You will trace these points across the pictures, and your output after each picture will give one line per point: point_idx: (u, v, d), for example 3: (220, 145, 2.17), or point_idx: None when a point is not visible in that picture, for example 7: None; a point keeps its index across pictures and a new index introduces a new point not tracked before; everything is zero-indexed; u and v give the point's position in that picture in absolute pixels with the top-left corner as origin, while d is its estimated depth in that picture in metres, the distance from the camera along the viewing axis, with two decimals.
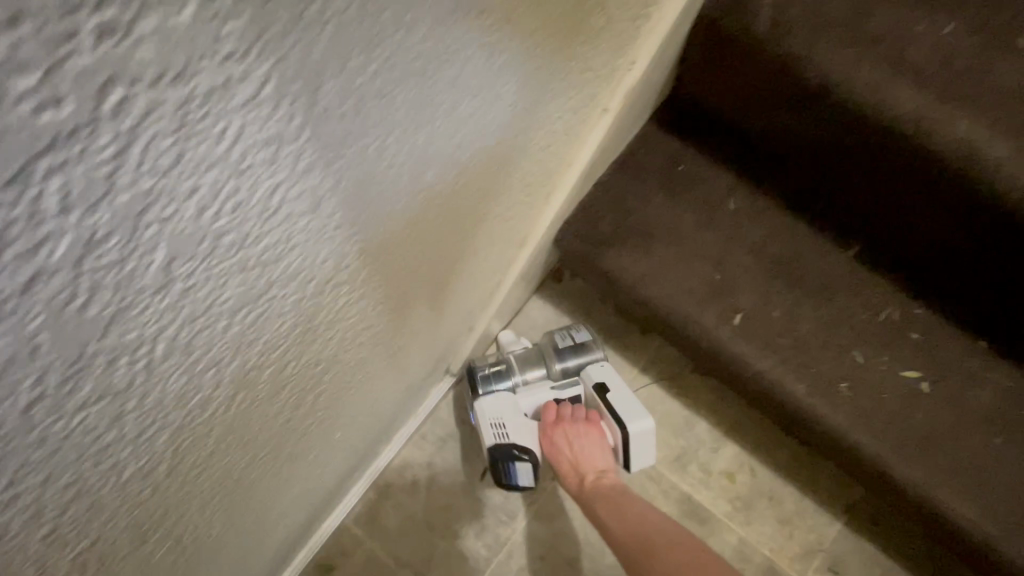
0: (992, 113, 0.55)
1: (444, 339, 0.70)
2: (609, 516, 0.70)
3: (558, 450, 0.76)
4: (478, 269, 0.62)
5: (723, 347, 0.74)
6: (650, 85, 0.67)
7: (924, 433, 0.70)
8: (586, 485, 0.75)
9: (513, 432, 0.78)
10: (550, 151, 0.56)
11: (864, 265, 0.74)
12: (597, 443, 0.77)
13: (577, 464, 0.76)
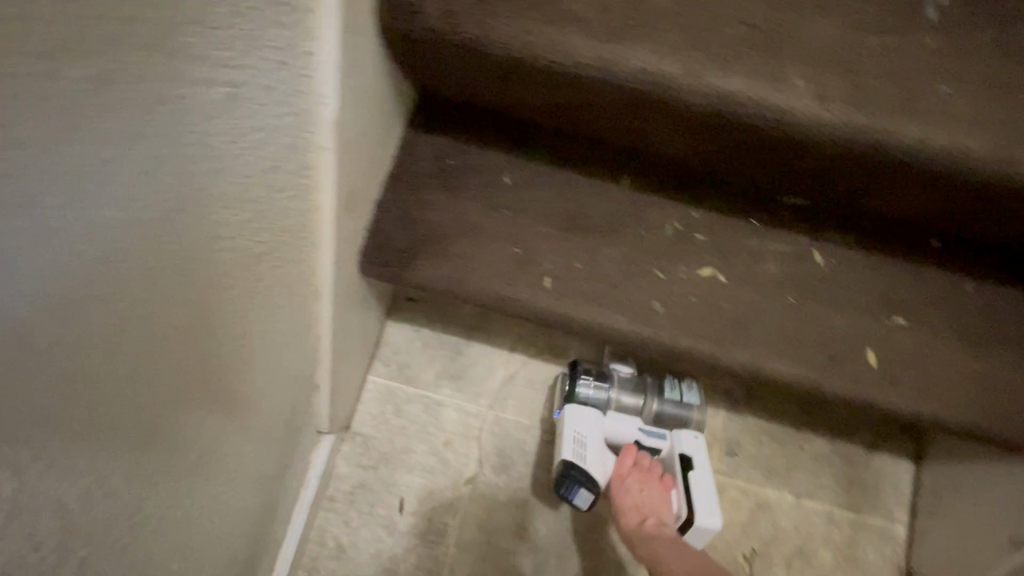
0: (654, 38, 0.60)
1: (270, 405, 0.68)
2: (667, 557, 0.79)
3: (627, 492, 0.87)
4: (261, 334, 0.60)
5: (548, 312, 0.77)
6: (372, 103, 0.66)
7: (736, 318, 0.77)
8: (646, 531, 0.84)
9: (589, 458, 0.88)
10: (268, 205, 0.53)
11: (640, 191, 0.80)
12: (661, 495, 0.87)
13: (643, 509, 0.86)
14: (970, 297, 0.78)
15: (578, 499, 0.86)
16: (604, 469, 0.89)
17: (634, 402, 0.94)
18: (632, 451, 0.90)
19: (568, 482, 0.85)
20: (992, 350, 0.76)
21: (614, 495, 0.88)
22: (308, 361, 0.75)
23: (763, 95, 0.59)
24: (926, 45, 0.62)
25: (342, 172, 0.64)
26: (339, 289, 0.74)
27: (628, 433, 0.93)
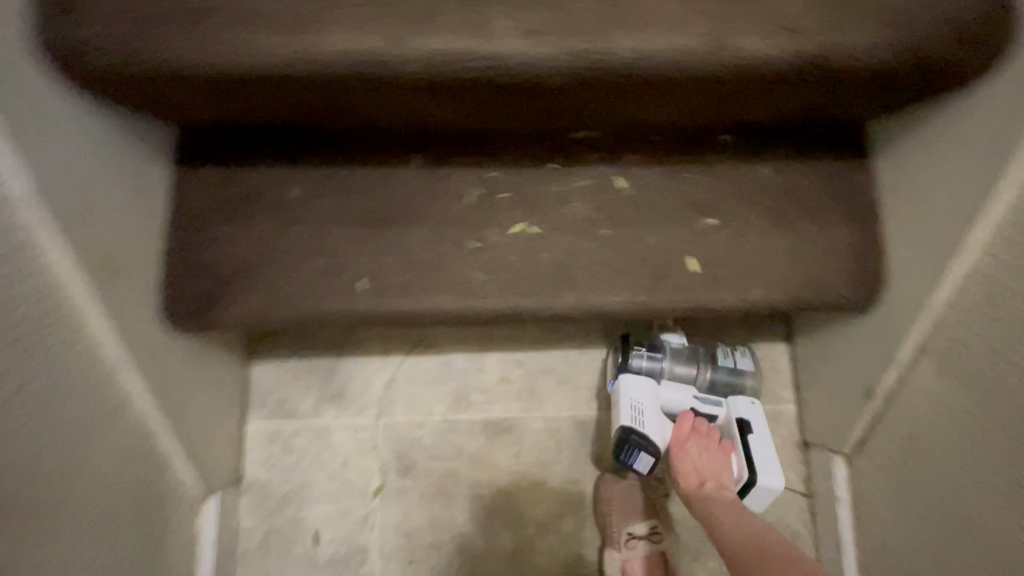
0: (349, 14, 0.57)
1: (100, 500, 0.63)
2: (727, 515, 0.78)
3: (687, 455, 0.86)
4: (50, 437, 0.54)
5: (373, 313, 0.76)
6: (97, 157, 0.62)
7: (558, 265, 0.77)
8: (707, 491, 0.83)
9: (650, 424, 0.89)
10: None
11: (432, 163, 0.77)
12: (723, 459, 0.86)
13: (702, 471, 0.85)
14: (769, 180, 0.79)
15: (641, 462, 0.89)
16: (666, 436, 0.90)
17: (684, 371, 0.96)
18: (689, 420, 0.89)
19: (628, 447, 0.88)
20: (799, 225, 0.79)
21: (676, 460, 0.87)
22: (134, 436, 0.69)
23: (473, 47, 0.57)
24: None
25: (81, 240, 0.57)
26: (144, 354, 0.69)
27: (682, 402, 0.93)
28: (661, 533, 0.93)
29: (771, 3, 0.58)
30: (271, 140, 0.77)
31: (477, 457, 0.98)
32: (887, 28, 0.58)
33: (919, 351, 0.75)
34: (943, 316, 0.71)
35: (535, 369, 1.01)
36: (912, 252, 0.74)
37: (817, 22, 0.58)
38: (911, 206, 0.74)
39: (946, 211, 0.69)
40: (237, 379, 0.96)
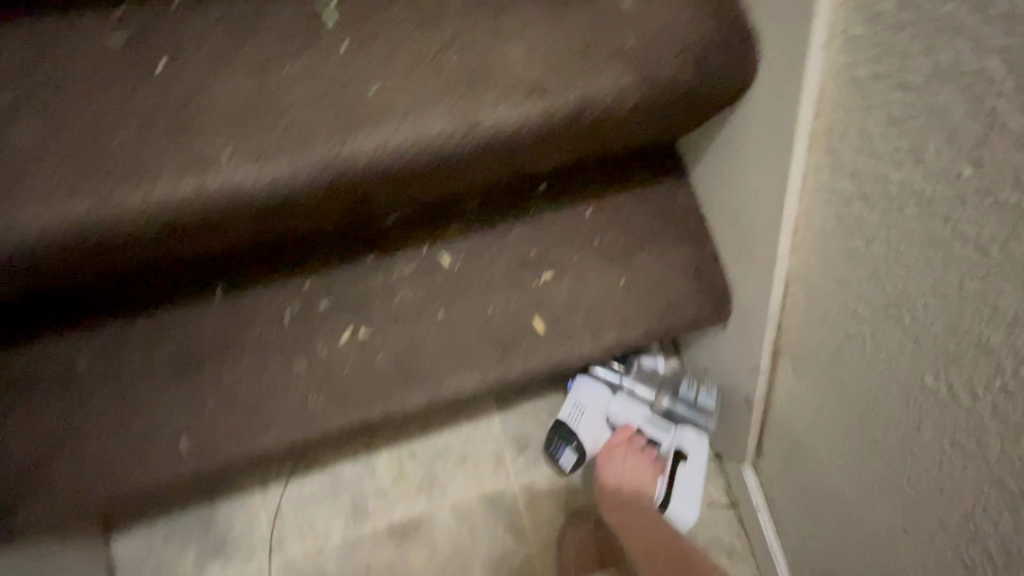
0: (44, 185, 0.50)
1: None
2: (632, 519, 0.85)
3: (617, 466, 0.86)
4: None
5: (208, 467, 0.69)
6: None
7: (398, 362, 0.72)
8: (625, 500, 0.86)
9: (588, 425, 0.88)
10: None
11: (236, 291, 0.71)
12: (651, 470, 0.87)
13: (629, 481, 0.86)
14: (594, 218, 0.77)
15: (565, 457, 0.89)
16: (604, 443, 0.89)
17: (646, 395, 0.87)
18: (631, 435, 0.87)
19: (557, 440, 0.89)
20: (635, 257, 0.76)
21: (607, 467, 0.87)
22: None
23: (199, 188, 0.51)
24: (346, 42, 0.54)
25: None
26: None
27: (630, 418, 0.88)
28: None
29: (509, 71, 0.55)
30: (50, 307, 0.69)
31: (388, 569, 0.89)
32: (631, 70, 0.56)
33: (776, 357, 0.73)
34: (783, 321, 0.70)
35: (430, 455, 0.95)
36: (741, 263, 0.73)
37: (560, 80, 0.55)
38: (727, 219, 0.73)
39: (752, 219, 0.68)
40: (97, 563, 0.85)
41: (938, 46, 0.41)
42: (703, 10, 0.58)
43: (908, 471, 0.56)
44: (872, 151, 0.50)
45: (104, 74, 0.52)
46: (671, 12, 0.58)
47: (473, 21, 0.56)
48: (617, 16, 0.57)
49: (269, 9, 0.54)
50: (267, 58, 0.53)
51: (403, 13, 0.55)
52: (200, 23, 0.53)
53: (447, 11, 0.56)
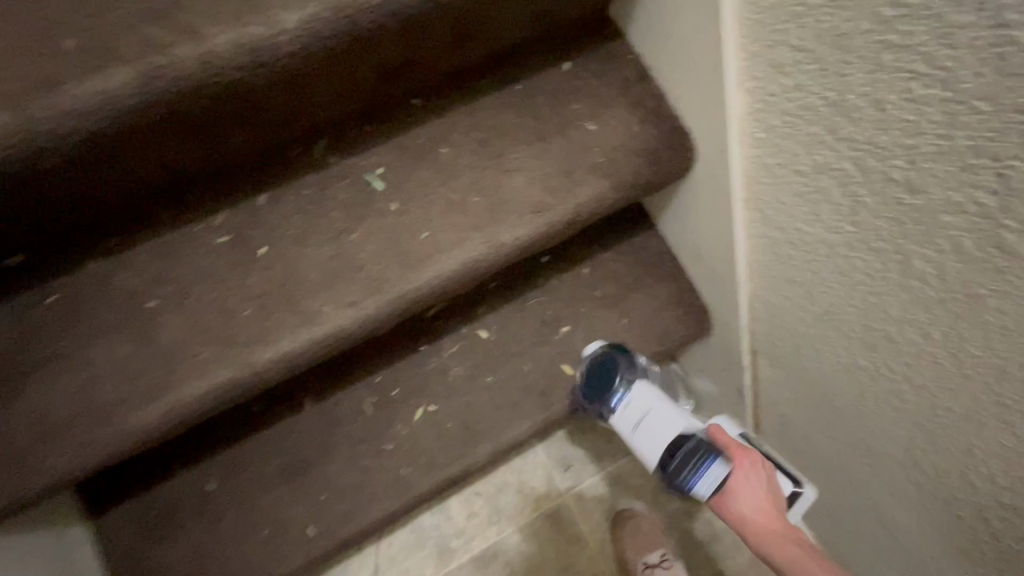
0: (193, 363, 0.64)
1: None
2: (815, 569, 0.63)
3: (729, 495, 0.68)
4: None
5: (330, 547, 0.83)
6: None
7: (463, 426, 0.89)
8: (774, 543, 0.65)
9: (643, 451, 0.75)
10: None
11: (321, 398, 0.86)
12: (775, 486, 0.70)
13: (755, 508, 0.68)
14: (592, 274, 0.96)
15: (704, 480, 0.68)
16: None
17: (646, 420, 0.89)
18: (753, 458, 0.70)
19: (694, 467, 0.67)
20: (629, 299, 0.95)
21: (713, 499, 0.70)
22: None
23: (314, 338, 0.66)
24: (394, 203, 0.71)
25: None
26: None
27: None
28: (671, 559, 1.05)
29: (519, 199, 0.73)
30: (182, 446, 0.82)
31: None
32: (606, 178, 0.75)
33: (752, 354, 0.93)
34: (753, 329, 0.89)
35: (492, 491, 1.11)
36: (713, 290, 0.93)
37: (557, 198, 0.74)
38: (692, 259, 0.93)
39: (714, 258, 0.88)
40: None
41: (813, 150, 0.61)
42: (647, 121, 0.78)
43: (862, 428, 0.76)
44: (788, 211, 0.70)
45: (218, 269, 0.66)
46: (624, 127, 0.77)
47: (485, 167, 0.73)
48: (586, 139, 0.76)
49: (329, 188, 0.70)
50: (338, 229, 0.69)
51: (431, 171, 0.72)
52: (282, 212, 0.69)
53: (461, 163, 0.73)
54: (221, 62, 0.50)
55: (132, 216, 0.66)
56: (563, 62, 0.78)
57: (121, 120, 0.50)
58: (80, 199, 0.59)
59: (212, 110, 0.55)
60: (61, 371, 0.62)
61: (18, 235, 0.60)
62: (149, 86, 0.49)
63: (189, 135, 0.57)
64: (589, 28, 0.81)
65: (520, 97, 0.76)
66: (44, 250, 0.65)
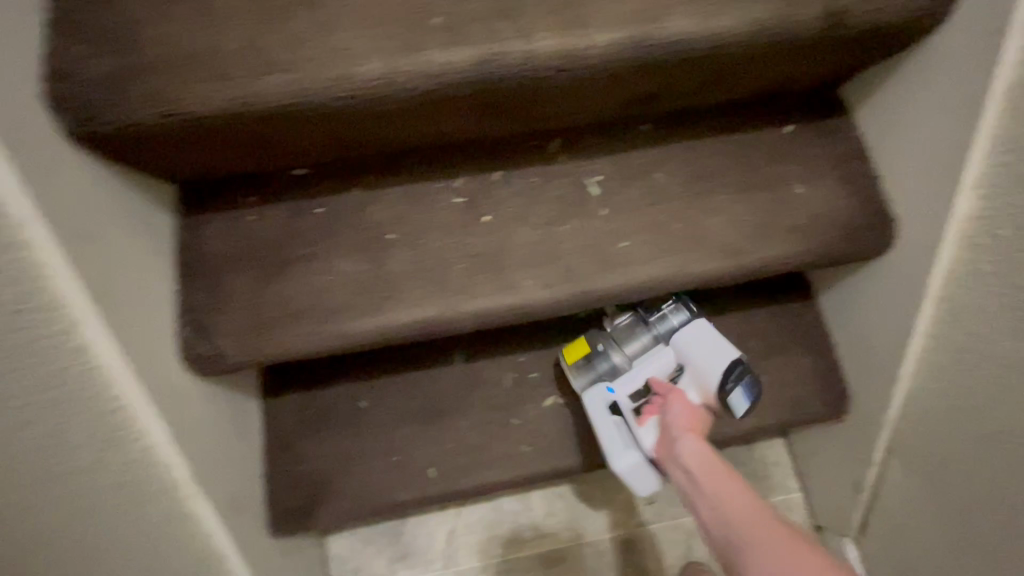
0: (408, 294, 0.74)
1: None
2: (720, 490, 0.72)
3: (678, 407, 0.80)
4: None
5: (441, 494, 0.90)
6: (204, 409, 0.75)
7: (585, 426, 0.94)
8: (691, 438, 0.77)
9: (698, 355, 0.81)
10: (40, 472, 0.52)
11: (470, 359, 0.95)
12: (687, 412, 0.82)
13: (691, 429, 0.79)
14: (743, 326, 0.98)
15: (740, 399, 0.78)
16: (704, 381, 0.81)
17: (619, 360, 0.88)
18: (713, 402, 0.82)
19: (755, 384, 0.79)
20: (772, 360, 0.97)
21: (676, 395, 0.81)
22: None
23: (508, 304, 0.75)
24: (605, 209, 0.78)
25: (203, 470, 0.71)
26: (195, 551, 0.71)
27: (655, 370, 0.86)
28: None
29: (717, 235, 0.78)
30: (348, 362, 0.94)
31: None
32: (803, 239, 0.78)
33: (887, 452, 0.91)
34: (898, 429, 0.88)
35: (574, 499, 1.15)
36: (864, 376, 0.92)
37: (752, 245, 0.78)
38: (852, 343, 0.93)
39: (879, 346, 0.87)
40: (318, 555, 1.07)
41: None
42: (854, 198, 0.80)
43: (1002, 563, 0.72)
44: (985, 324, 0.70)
45: (449, 224, 0.77)
46: (832, 197, 0.80)
47: (692, 199, 0.79)
48: (792, 199, 0.80)
49: (553, 181, 0.79)
50: (552, 218, 0.78)
51: (643, 191, 0.79)
52: (509, 191, 0.78)
53: (672, 190, 0.79)
54: (541, 62, 0.61)
55: (393, 164, 0.79)
56: (787, 125, 0.83)
57: (452, 89, 0.61)
58: (376, 139, 0.72)
59: (507, 95, 0.65)
60: (312, 269, 0.74)
61: (317, 155, 0.74)
62: (484, 67, 0.60)
63: (479, 111, 0.68)
64: (817, 100, 0.85)
65: (739, 146, 0.82)
66: (323, 172, 0.78)
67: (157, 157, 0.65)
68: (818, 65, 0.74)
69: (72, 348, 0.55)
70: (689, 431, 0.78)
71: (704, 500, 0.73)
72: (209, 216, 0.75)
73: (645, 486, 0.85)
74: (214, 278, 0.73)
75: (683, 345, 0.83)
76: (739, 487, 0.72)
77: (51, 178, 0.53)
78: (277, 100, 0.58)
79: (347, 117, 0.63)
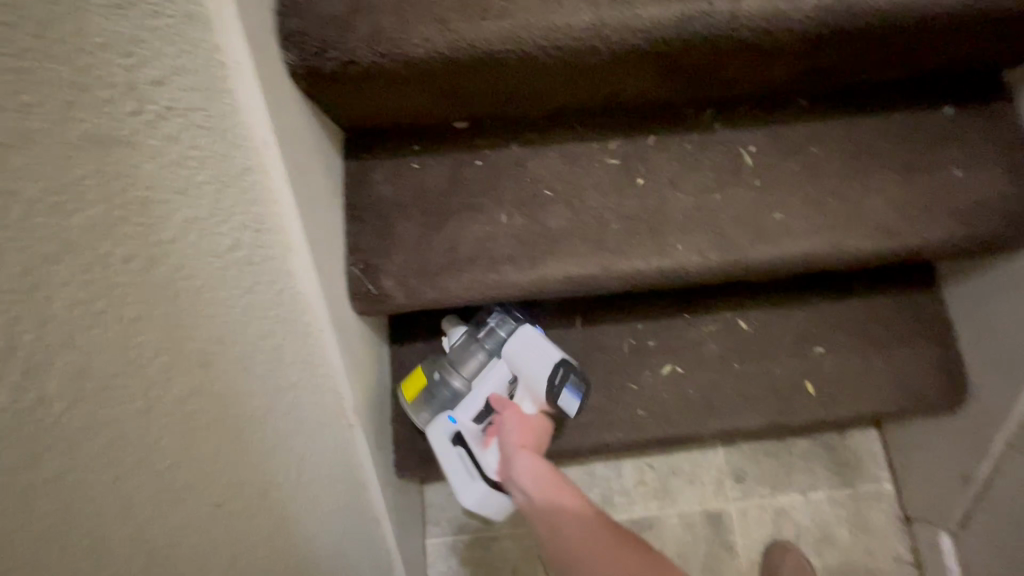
0: (564, 250, 0.75)
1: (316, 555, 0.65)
2: (552, 497, 0.81)
3: (510, 429, 0.84)
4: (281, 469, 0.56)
5: (559, 450, 0.93)
6: (360, 345, 0.78)
7: (700, 397, 0.95)
8: (529, 460, 0.83)
9: (528, 366, 0.82)
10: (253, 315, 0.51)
11: (592, 322, 0.96)
12: (520, 424, 0.85)
13: (523, 445, 0.83)
14: (865, 310, 0.98)
15: (569, 399, 0.81)
16: (534, 392, 0.84)
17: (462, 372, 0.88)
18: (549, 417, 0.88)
19: (579, 379, 0.82)
20: (892, 347, 0.97)
21: (505, 415, 0.85)
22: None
23: (663, 266, 0.76)
24: (760, 179, 0.78)
25: (360, 398, 0.75)
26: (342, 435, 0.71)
27: (492, 386, 0.86)
28: None
29: (874, 213, 0.77)
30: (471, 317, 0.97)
31: None
32: (962, 223, 0.77)
33: (1010, 447, 0.90)
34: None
35: (666, 471, 1.17)
36: (992, 369, 0.91)
37: (909, 226, 0.77)
38: (983, 334, 0.92)
39: (1017, 338, 0.86)
40: (419, 501, 1.12)
41: None
42: (1016, 185, 0.79)
43: None
44: None
45: (606, 184, 0.78)
46: (994, 182, 0.79)
47: (849, 175, 0.79)
48: (952, 182, 0.79)
49: (709, 149, 0.79)
50: (707, 184, 0.78)
51: (798, 164, 0.79)
52: (665, 156, 0.79)
53: (828, 165, 0.79)
54: (745, 22, 0.62)
55: (551, 122, 0.80)
56: (947, 107, 0.81)
57: (653, 44, 0.62)
58: (546, 96, 0.73)
59: (699, 55, 0.66)
60: (473, 220, 0.76)
61: (484, 110, 0.76)
62: (691, 24, 0.61)
63: (659, 71, 0.69)
64: (980, 82, 0.83)
65: (897, 125, 0.81)
66: (481, 127, 0.81)
67: (349, 100, 0.68)
68: (1001, 44, 0.72)
69: (279, 258, 0.57)
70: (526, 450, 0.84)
71: (533, 505, 0.82)
72: (375, 162, 0.78)
73: (495, 511, 0.88)
74: (380, 221, 0.76)
75: (512, 357, 0.85)
76: (566, 494, 0.81)
77: (268, 102, 0.54)
78: (487, 46, 0.60)
79: (543, 68, 0.65)
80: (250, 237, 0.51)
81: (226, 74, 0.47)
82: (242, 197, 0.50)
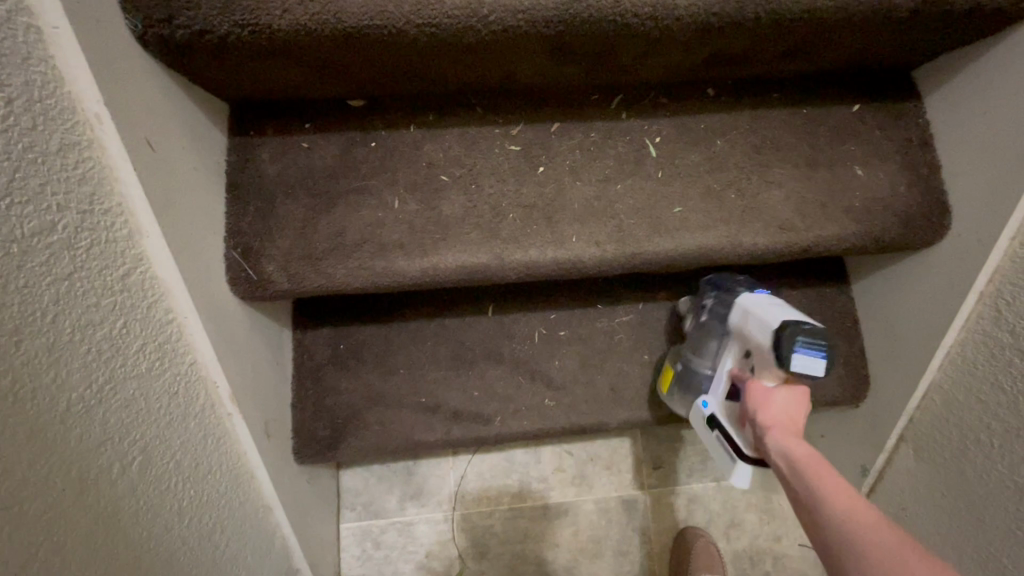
0: (456, 239, 0.73)
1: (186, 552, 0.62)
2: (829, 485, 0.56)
3: (780, 396, 0.66)
4: (131, 465, 0.53)
5: (464, 438, 0.92)
6: (246, 330, 0.76)
7: (610, 387, 0.95)
8: (781, 434, 0.63)
9: (746, 328, 0.74)
10: (84, 301, 0.48)
11: (503, 311, 0.95)
12: (790, 397, 0.66)
13: (790, 421, 0.65)
14: None
15: (802, 358, 0.63)
16: (764, 357, 0.69)
17: (708, 357, 0.85)
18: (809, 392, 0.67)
19: (817, 341, 0.63)
20: None
21: (749, 390, 0.70)
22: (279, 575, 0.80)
23: (557, 257, 0.74)
24: (661, 171, 0.77)
25: (241, 388, 0.72)
26: (220, 431, 0.68)
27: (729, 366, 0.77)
28: None
29: (772, 210, 0.77)
30: (380, 302, 0.94)
31: (541, 539, 1.13)
32: (858, 223, 0.78)
33: (899, 441, 0.93)
34: (914, 418, 0.89)
35: (584, 457, 1.18)
36: (888, 365, 0.93)
37: (805, 223, 0.77)
38: (882, 331, 0.94)
39: (910, 336, 0.88)
40: (333, 487, 1.11)
41: None
42: (913, 186, 0.79)
43: (1002, 550, 0.74)
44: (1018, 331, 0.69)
45: (505, 171, 0.75)
46: (891, 182, 0.79)
47: (750, 170, 0.78)
48: (851, 180, 0.79)
49: (612, 138, 0.77)
50: (608, 174, 0.76)
51: (702, 157, 0.78)
52: (567, 144, 0.77)
53: (732, 159, 0.78)
54: (629, 6, 0.59)
55: (451, 104, 0.77)
56: (854, 104, 0.81)
57: (534, 26, 0.59)
58: (438, 76, 0.70)
59: (588, 39, 0.63)
60: (363, 204, 0.73)
61: (377, 87, 0.72)
62: (571, 6, 0.58)
63: (552, 54, 0.66)
64: (887, 81, 0.82)
65: (803, 120, 0.80)
66: (378, 105, 0.77)
67: (218, 72, 0.64)
68: (902, 42, 0.72)
69: (126, 240, 0.53)
70: (775, 424, 0.64)
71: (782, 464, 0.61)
72: (261, 139, 0.74)
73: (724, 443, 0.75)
74: (264, 203, 0.72)
75: (740, 312, 0.76)
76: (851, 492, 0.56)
77: (108, 74, 0.50)
78: (354, 20, 0.57)
79: (421, 46, 0.61)
80: (76, 219, 0.47)
81: (43, 40, 0.44)
82: (65, 174, 0.46)
